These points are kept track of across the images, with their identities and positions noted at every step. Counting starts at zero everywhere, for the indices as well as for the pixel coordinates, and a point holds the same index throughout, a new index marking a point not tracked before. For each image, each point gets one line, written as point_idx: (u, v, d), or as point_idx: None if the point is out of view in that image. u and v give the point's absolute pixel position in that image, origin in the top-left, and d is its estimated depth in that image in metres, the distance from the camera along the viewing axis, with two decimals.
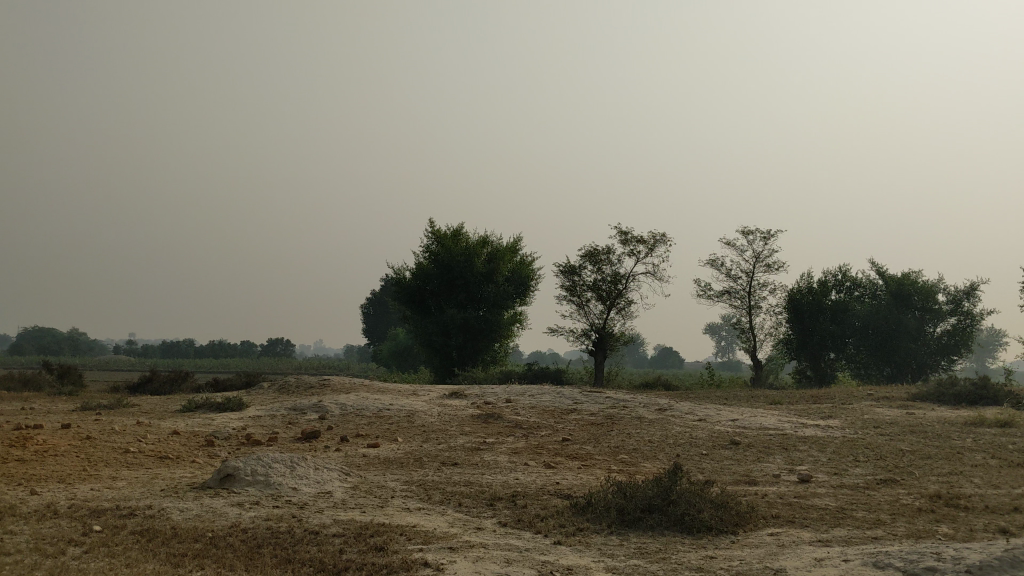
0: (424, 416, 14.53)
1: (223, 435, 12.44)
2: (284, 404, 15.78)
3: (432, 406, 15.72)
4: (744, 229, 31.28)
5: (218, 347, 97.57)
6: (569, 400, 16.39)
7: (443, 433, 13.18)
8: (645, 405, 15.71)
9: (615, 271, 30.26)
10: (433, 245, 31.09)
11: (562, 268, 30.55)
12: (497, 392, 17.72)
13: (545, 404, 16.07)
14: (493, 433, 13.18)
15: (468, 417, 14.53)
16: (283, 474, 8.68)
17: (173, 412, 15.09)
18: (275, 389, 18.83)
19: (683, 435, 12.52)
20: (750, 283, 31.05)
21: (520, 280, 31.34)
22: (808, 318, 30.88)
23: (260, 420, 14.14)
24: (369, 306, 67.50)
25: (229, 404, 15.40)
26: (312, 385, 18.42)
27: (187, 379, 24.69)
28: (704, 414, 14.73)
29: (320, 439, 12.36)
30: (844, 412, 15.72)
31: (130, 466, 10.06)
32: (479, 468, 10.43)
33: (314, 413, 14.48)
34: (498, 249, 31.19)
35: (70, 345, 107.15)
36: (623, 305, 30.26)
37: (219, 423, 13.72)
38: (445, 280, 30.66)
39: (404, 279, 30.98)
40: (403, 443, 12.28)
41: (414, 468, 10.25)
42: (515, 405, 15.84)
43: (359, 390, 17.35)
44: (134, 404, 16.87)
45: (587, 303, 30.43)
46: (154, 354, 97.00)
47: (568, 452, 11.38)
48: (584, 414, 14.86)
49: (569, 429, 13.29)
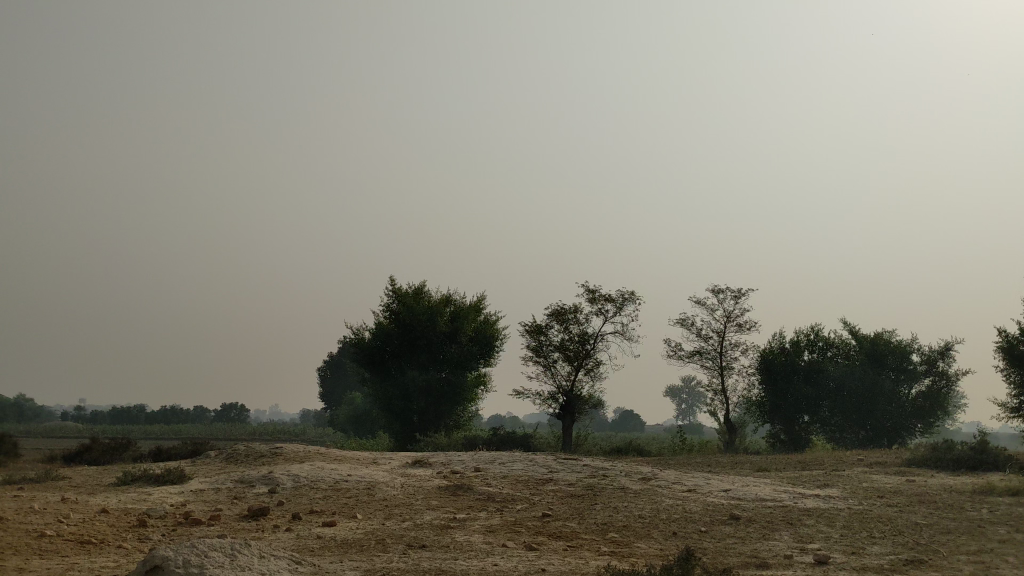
0: (386, 488, 13.16)
1: (158, 513, 10.98)
2: (231, 475, 14.30)
3: (394, 476, 14.37)
4: (714, 287, 30.42)
5: (169, 412, 94.84)
6: (544, 469, 15.09)
7: (407, 509, 11.83)
8: (627, 473, 14.51)
9: (583, 331, 29.16)
10: (394, 304, 29.85)
11: (528, 328, 29.40)
12: (465, 460, 16.40)
13: (518, 472, 14.81)
14: (464, 507, 11.88)
15: (435, 489, 13.22)
16: (222, 564, 7.29)
17: (106, 486, 13.55)
18: (223, 458, 17.34)
19: (674, 509, 11.31)
20: (721, 343, 30.08)
21: (485, 340, 30.10)
22: (781, 380, 30.05)
23: (203, 495, 12.69)
24: (326, 370, 65.67)
25: (168, 475, 13.93)
26: (263, 453, 16.92)
27: (128, 447, 22.97)
28: (693, 484, 13.56)
29: (269, 517, 10.95)
30: (840, 480, 14.63)
31: (42, 553, 8.58)
32: (452, 552, 9.11)
33: (263, 487, 13.07)
34: (462, 308, 30.01)
35: (15, 411, 103.58)
36: (592, 366, 29.10)
37: (156, 499, 12.26)
38: (406, 340, 29.39)
39: (363, 340, 29.63)
40: (363, 521, 10.92)
41: (376, 553, 8.92)
42: (486, 475, 14.55)
43: (314, 458, 15.95)
44: (64, 477, 15.29)
45: (554, 364, 29.24)
46: (103, 421, 93.63)
47: (550, 531, 10.11)
48: (562, 485, 13.62)
49: (548, 503, 12.04)
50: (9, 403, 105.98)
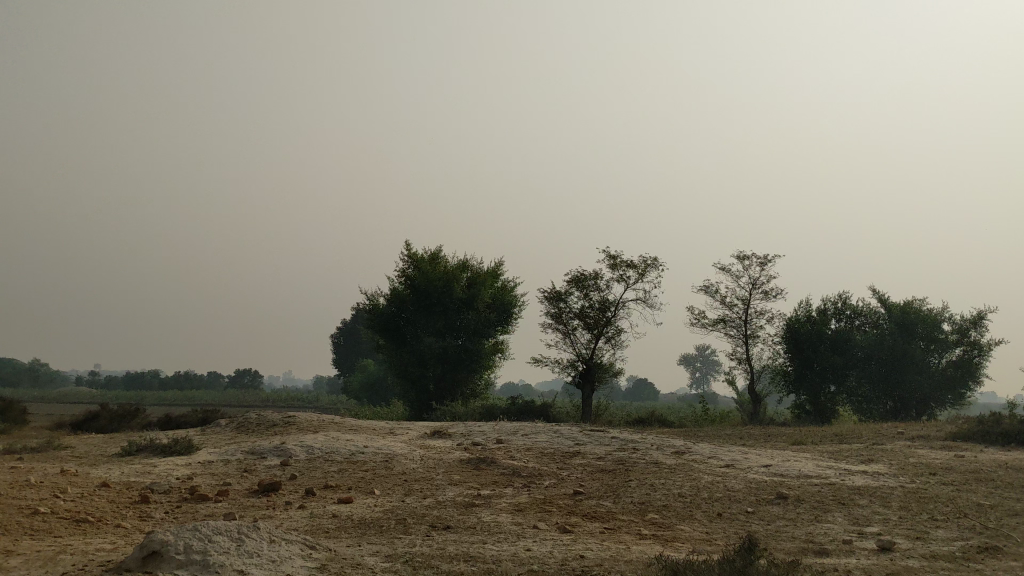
0: (404, 461, 12.41)
1: (162, 487, 10.24)
2: (241, 446, 13.56)
3: (412, 447, 13.61)
4: (739, 254, 29.48)
5: (183, 378, 94.79)
6: (570, 441, 14.31)
7: (428, 484, 11.08)
8: (658, 446, 13.72)
9: (603, 298, 28.29)
10: (409, 270, 29.03)
11: (547, 294, 28.55)
12: (486, 431, 15.64)
13: (542, 445, 14.04)
14: (488, 483, 11.11)
15: (456, 462, 12.46)
16: (226, 551, 6.52)
17: (109, 457, 12.83)
18: (233, 427, 16.61)
19: (716, 487, 10.52)
20: (746, 311, 29.18)
21: (502, 307, 29.26)
22: (808, 349, 29.26)
23: (211, 467, 11.95)
24: (339, 337, 65.09)
25: (174, 445, 13.19)
26: (275, 422, 16.19)
27: (137, 415, 22.29)
28: (730, 458, 12.76)
29: (281, 493, 10.20)
30: (885, 456, 13.80)
31: (33, 533, 7.84)
32: (481, 534, 8.34)
33: (275, 459, 12.31)
34: (479, 274, 29.16)
35: (30, 376, 103.75)
36: (612, 334, 28.26)
37: (161, 472, 11.52)
38: (421, 307, 28.61)
39: (377, 306, 28.87)
40: (381, 498, 10.17)
41: (396, 535, 8.14)
42: (510, 448, 13.79)
43: (328, 428, 15.20)
44: (66, 446, 14.58)
45: (573, 331, 28.40)
46: (116, 386, 93.56)
47: (585, 511, 9.34)
48: (591, 459, 12.84)
49: (579, 480, 11.26)
50: (24, 367, 105.93)
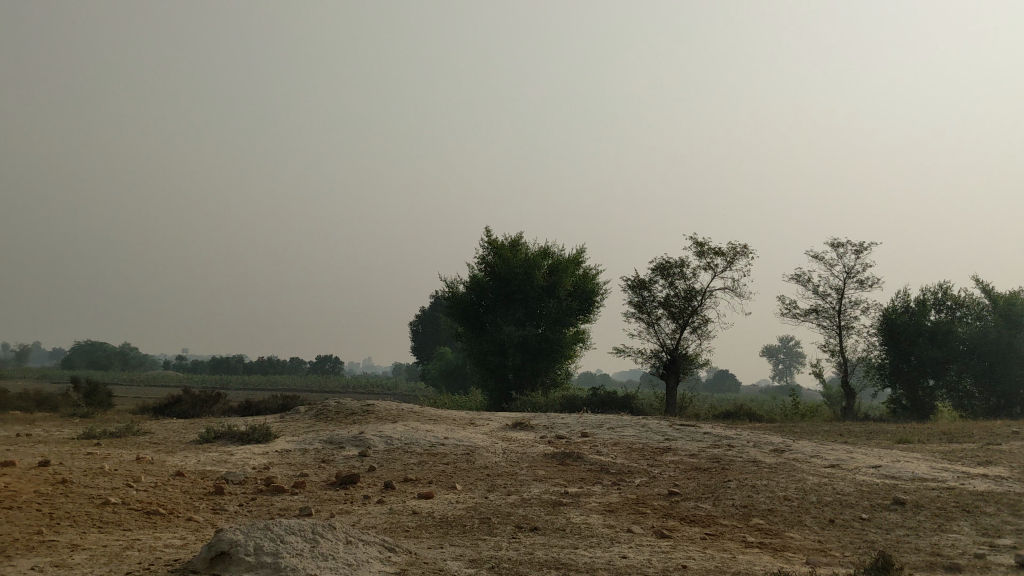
0: (487, 454, 11.85)
1: (237, 478, 9.85)
2: (320, 435, 13.16)
3: (494, 440, 13.04)
4: (833, 242, 28.30)
5: (266, 363, 96.34)
6: (659, 435, 13.59)
7: (513, 479, 10.50)
8: (754, 443, 12.92)
9: (689, 287, 27.37)
10: (489, 257, 28.54)
11: (631, 282, 27.76)
12: (570, 424, 15.00)
13: (630, 440, 13.35)
14: (576, 480, 10.48)
15: (541, 457, 11.86)
16: (300, 553, 6.01)
17: (187, 444, 12.55)
18: (311, 414, 16.29)
19: (824, 490, 9.71)
20: (840, 301, 28.00)
21: (584, 295, 28.53)
22: (905, 341, 27.93)
23: (288, 457, 11.55)
24: (418, 324, 65.14)
25: (251, 433, 12.87)
26: (353, 411, 15.81)
27: (218, 400, 22.22)
28: (834, 458, 11.90)
29: (359, 487, 9.72)
30: (1004, 457, 12.77)
31: (102, 525, 7.46)
32: (572, 538, 7.70)
33: (353, 449, 11.87)
34: (560, 261, 28.49)
35: (120, 360, 106.87)
36: (698, 324, 27.33)
37: (237, 460, 11.16)
38: (501, 294, 28.10)
39: (457, 293, 28.45)
40: (463, 493, 9.60)
41: (481, 537, 7.55)
42: (596, 442, 13.13)
43: (407, 418, 14.75)
44: (145, 431, 14.41)
45: (657, 321, 27.55)
46: (202, 370, 95.57)
47: (683, 514, 8.63)
48: (683, 456, 12.11)
49: (673, 478, 10.55)
50: (114, 350, 108.97)
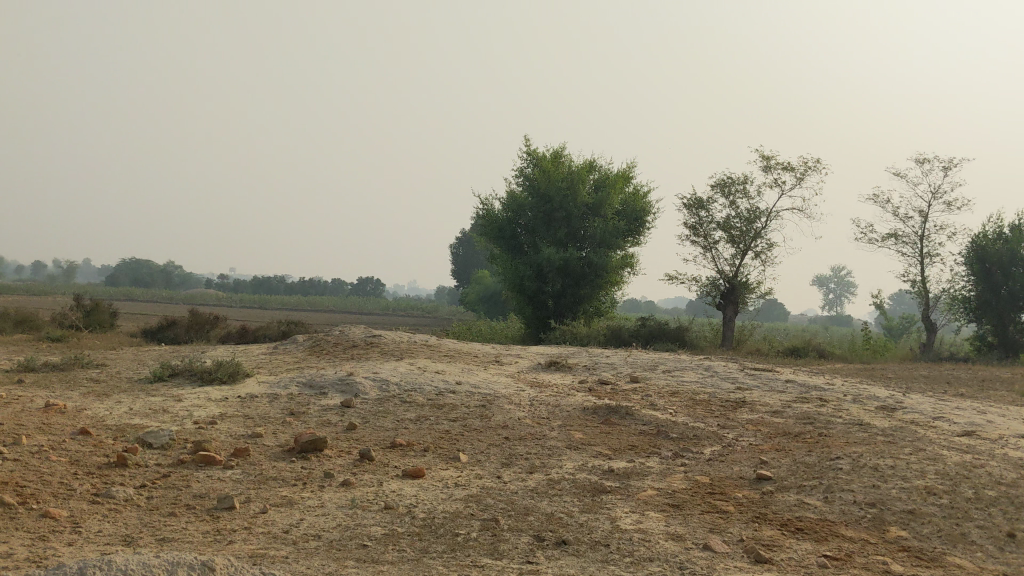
0: (508, 406, 9.13)
1: (163, 439, 7.21)
2: (301, 374, 10.51)
3: (518, 387, 10.30)
4: (918, 159, 25.22)
5: (307, 285, 94.89)
6: (730, 384, 10.78)
7: (538, 446, 7.75)
8: (854, 397, 10.03)
9: (752, 207, 24.20)
10: (528, 170, 25.58)
11: (687, 201, 24.69)
12: (616, 364, 12.23)
13: (691, 389, 10.54)
14: (623, 450, 7.72)
15: (578, 411, 9.11)
16: None
17: (132, 384, 9.99)
18: (307, 346, 13.70)
19: (977, 476, 6.84)
20: (923, 225, 24.89)
21: (632, 215, 25.46)
22: (997, 272, 24.62)
23: (249, 406, 8.91)
24: (457, 247, 62.62)
25: (214, 372, 10.24)
26: (356, 343, 13.16)
27: (216, 324, 19.74)
28: (967, 422, 8.98)
29: (323, 457, 7.04)
30: None
31: None
32: (617, 564, 4.91)
33: (336, 397, 9.21)
34: (607, 176, 25.44)
35: (163, 278, 106.26)
36: (762, 249, 24.19)
37: (179, 411, 8.52)
38: (541, 213, 25.22)
39: (492, 211, 25.66)
40: (464, 470, 6.87)
41: (477, 563, 4.79)
42: (648, 392, 10.35)
43: (416, 354, 12.05)
44: (99, 364, 11.92)
45: (715, 245, 24.48)
46: (243, 289, 94.34)
47: (786, 519, 5.81)
48: (764, 415, 9.29)
49: (756, 451, 7.73)
50: (156, 268, 108.04)
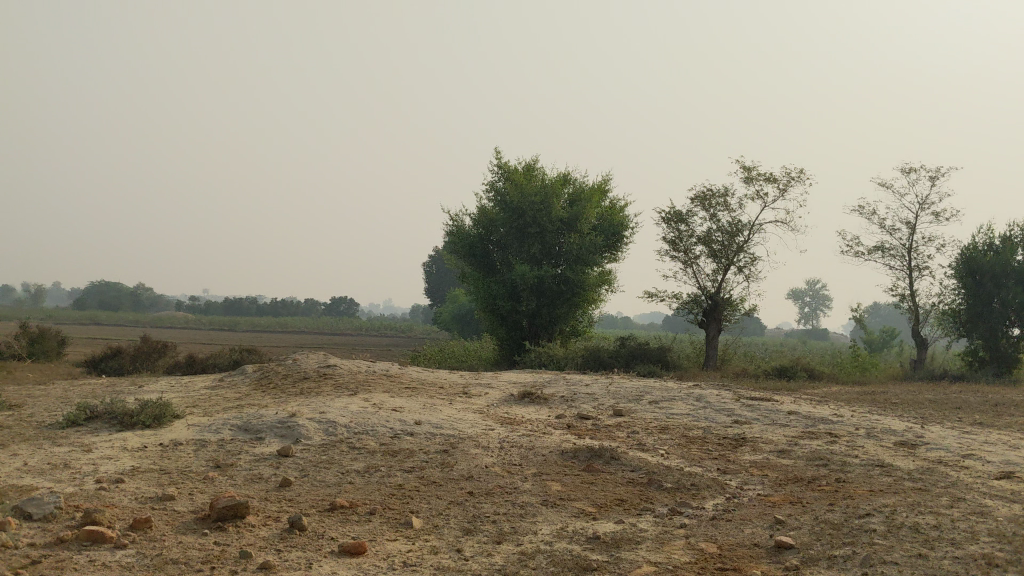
0: (474, 451, 7.85)
1: (49, 506, 5.89)
2: (238, 414, 9.18)
3: (487, 425, 9.02)
4: (904, 169, 24.26)
5: (278, 306, 93.16)
6: (726, 416, 9.56)
7: (507, 503, 6.48)
8: (867, 431, 8.83)
9: (733, 220, 23.09)
10: (500, 184, 24.36)
11: (666, 215, 23.57)
12: (597, 395, 10.97)
13: (683, 425, 9.30)
14: (610, 507, 6.45)
15: (555, 455, 7.84)
16: None
17: (38, 430, 8.61)
18: (254, 378, 12.32)
19: None
20: (911, 237, 23.89)
21: (609, 230, 24.28)
22: (988, 285, 23.64)
23: (170, 457, 7.58)
24: (429, 266, 61.35)
25: (136, 414, 8.87)
26: (307, 374, 11.83)
27: (165, 352, 18.30)
28: (1003, 461, 7.79)
29: (242, 528, 5.74)
30: None
31: None
32: None
33: (273, 443, 7.90)
34: (582, 189, 24.26)
35: (131, 301, 104.11)
36: (745, 264, 23.06)
37: (83, 467, 7.17)
38: (513, 228, 24.03)
39: (462, 227, 24.46)
40: (416, 541, 5.59)
41: None
42: (635, 429, 9.09)
43: (373, 387, 10.76)
44: (13, 406, 10.50)
45: (696, 260, 23.34)
46: (215, 311, 92.69)
47: None
48: (770, 455, 8.06)
49: (768, 505, 6.49)
50: (125, 292, 106.02)
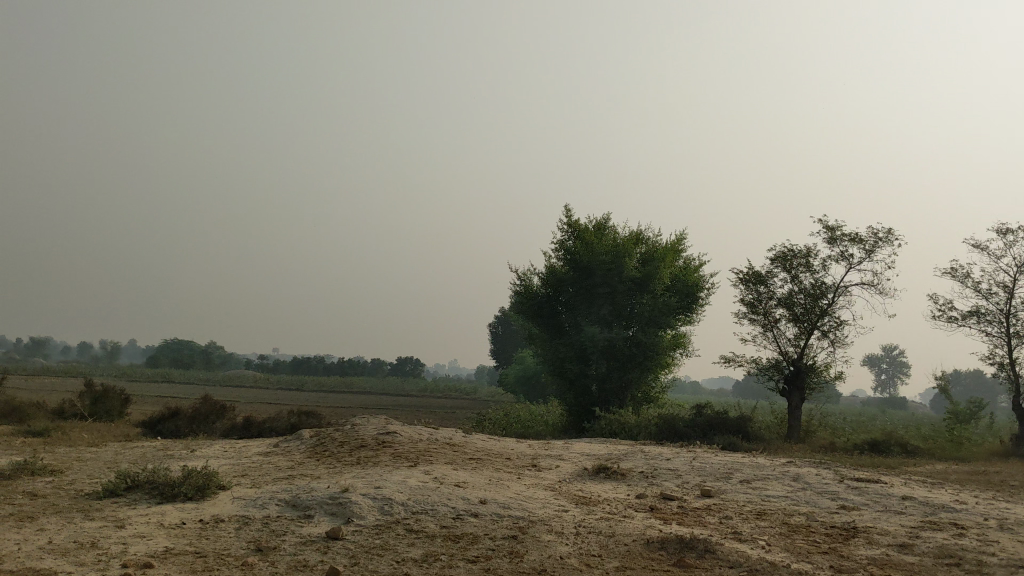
0: (546, 537, 6.90)
1: None
2: (287, 487, 8.39)
3: (561, 505, 8.08)
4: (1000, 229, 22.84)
5: (345, 365, 93.28)
6: (829, 500, 8.47)
7: None
8: (999, 523, 7.67)
9: (817, 282, 21.94)
10: (570, 243, 23.61)
11: (744, 276, 22.52)
12: (680, 472, 9.96)
13: (782, 509, 8.25)
14: None
15: (640, 545, 6.86)
16: None
17: (71, 501, 7.92)
18: (309, 445, 11.56)
19: None
20: (1009, 301, 22.38)
21: (684, 291, 23.24)
22: None
23: (209, 537, 6.79)
24: (495, 326, 60.71)
25: (178, 485, 8.13)
26: (366, 441, 11.03)
27: (223, 413, 17.71)
28: None
29: None
30: None
31: None
32: None
33: (323, 523, 7.07)
34: (655, 248, 23.33)
35: (203, 358, 105.37)
36: (829, 328, 21.82)
37: (112, 548, 6.41)
38: (583, 288, 23.19)
39: (530, 288, 23.71)
40: None
41: None
42: (728, 514, 8.06)
43: (435, 457, 9.91)
44: (55, 471, 9.87)
45: (777, 324, 22.18)
46: (283, 370, 93.16)
47: None
48: (890, 551, 6.96)
49: None
50: (197, 349, 107.54)
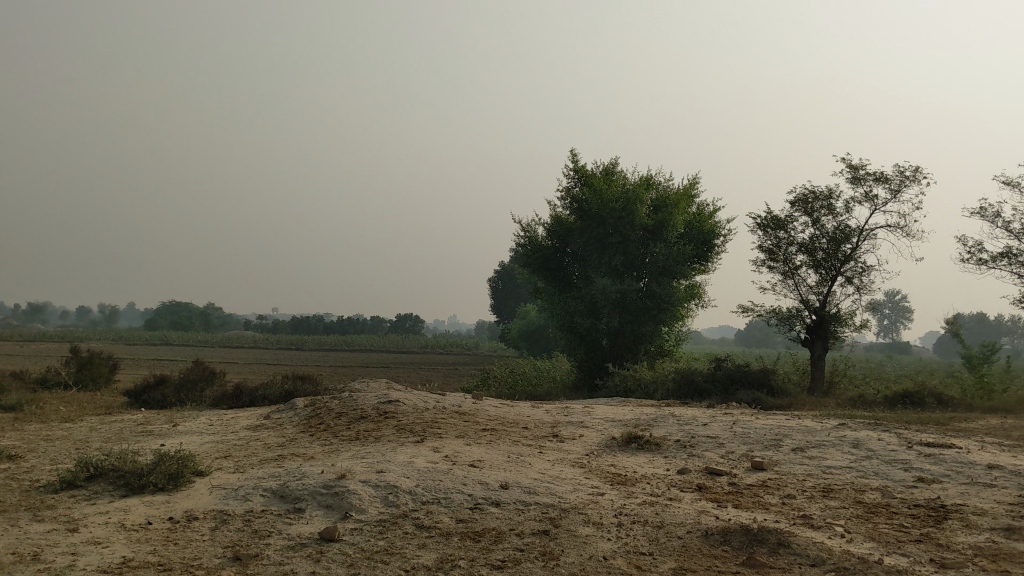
0: (583, 532, 5.72)
1: None
2: (273, 472, 7.21)
3: (595, 486, 6.91)
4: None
5: (345, 324, 92.43)
6: (902, 472, 7.30)
7: None
8: None
9: (840, 225, 20.68)
10: (577, 190, 22.29)
11: (763, 221, 21.26)
12: (722, 440, 8.79)
13: (851, 485, 7.08)
14: None
15: (698, 539, 5.69)
16: None
17: (19, 496, 6.74)
18: (302, 416, 10.38)
19: None
20: None
21: (699, 239, 21.99)
22: None
23: (178, 542, 5.61)
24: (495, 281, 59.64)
25: (148, 474, 6.96)
26: (365, 412, 9.87)
27: (213, 379, 16.54)
28: None
29: None
30: None
31: None
32: None
33: (315, 520, 5.90)
34: (667, 194, 22.00)
35: (201, 320, 104.35)
36: (854, 274, 20.61)
37: (57, 562, 5.22)
38: (593, 239, 21.94)
39: (537, 239, 22.49)
40: None
41: None
42: (790, 493, 6.89)
43: (444, 430, 8.74)
44: (14, 456, 8.71)
45: (797, 271, 20.96)
46: (283, 330, 92.25)
47: None
48: (995, 538, 5.79)
49: None
50: (195, 310, 106.52)
